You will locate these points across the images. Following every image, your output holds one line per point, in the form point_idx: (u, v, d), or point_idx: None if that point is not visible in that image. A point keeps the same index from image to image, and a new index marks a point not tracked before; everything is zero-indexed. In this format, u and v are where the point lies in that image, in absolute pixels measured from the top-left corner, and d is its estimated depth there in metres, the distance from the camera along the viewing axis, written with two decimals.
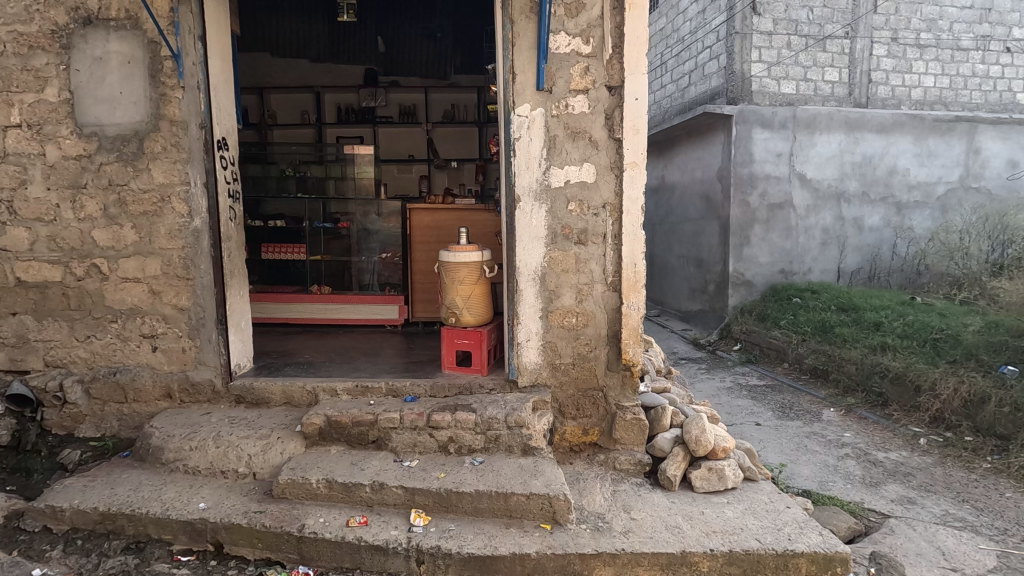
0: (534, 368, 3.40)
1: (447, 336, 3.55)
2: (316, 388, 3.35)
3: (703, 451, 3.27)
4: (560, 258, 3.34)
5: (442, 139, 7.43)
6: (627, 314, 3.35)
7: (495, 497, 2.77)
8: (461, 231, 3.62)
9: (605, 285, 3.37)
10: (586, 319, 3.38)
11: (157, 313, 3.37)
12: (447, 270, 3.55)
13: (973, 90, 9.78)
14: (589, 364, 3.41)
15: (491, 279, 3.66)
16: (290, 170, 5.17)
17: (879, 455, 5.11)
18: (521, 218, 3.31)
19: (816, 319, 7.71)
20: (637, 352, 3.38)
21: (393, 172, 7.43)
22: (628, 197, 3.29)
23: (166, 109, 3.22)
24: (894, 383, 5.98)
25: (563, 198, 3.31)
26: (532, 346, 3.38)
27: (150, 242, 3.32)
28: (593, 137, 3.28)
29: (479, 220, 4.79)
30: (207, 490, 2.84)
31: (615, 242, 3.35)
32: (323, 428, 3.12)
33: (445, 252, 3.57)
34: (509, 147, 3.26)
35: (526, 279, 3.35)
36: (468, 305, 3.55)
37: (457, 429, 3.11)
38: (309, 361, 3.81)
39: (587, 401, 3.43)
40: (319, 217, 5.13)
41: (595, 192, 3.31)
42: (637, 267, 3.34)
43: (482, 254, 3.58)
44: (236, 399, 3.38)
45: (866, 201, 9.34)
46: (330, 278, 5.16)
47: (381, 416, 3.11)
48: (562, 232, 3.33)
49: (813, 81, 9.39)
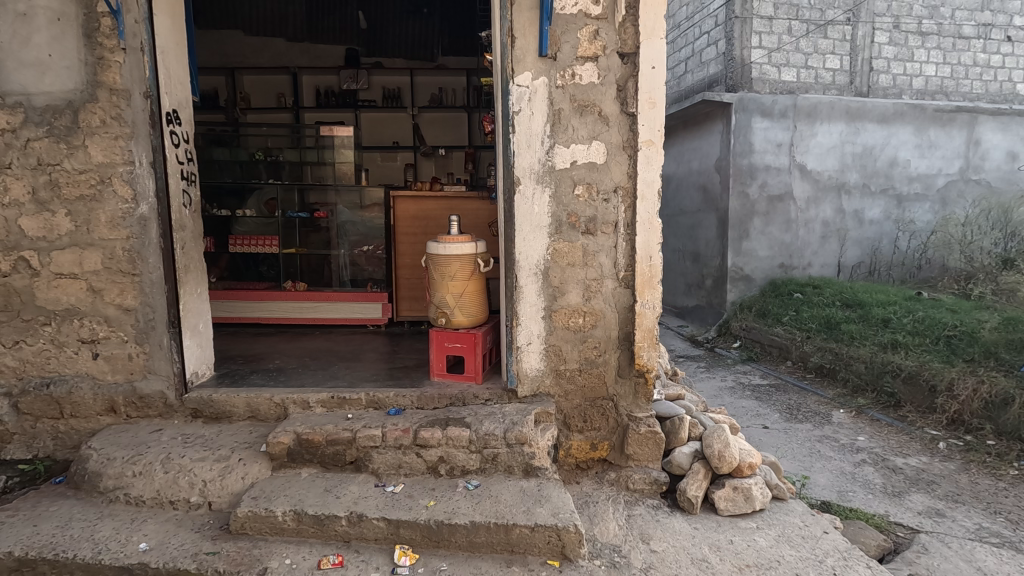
0: (536, 375, 2.99)
1: (436, 340, 3.14)
2: (285, 400, 2.91)
3: (726, 468, 2.90)
4: (565, 250, 2.93)
5: (429, 125, 6.98)
6: (642, 314, 2.95)
7: (494, 529, 2.36)
8: (451, 219, 3.18)
9: (616, 281, 2.97)
10: (595, 319, 2.98)
11: (98, 314, 2.89)
12: (437, 264, 3.12)
13: (974, 80, 9.54)
14: (597, 370, 3.01)
15: (486, 274, 3.23)
16: (261, 153, 4.79)
17: (898, 461, 4.79)
18: (521, 203, 2.89)
19: (820, 315, 7.40)
20: (652, 356, 2.98)
21: (376, 159, 6.98)
22: (644, 179, 2.88)
23: (104, 75, 2.74)
24: (908, 383, 5.69)
25: (569, 181, 2.89)
26: (535, 351, 2.97)
27: (88, 231, 2.84)
28: (604, 112, 2.87)
29: (470, 209, 4.36)
30: (150, 526, 2.40)
31: (628, 231, 2.94)
32: (292, 447, 2.68)
33: (433, 243, 3.14)
34: (507, 121, 2.84)
35: (528, 274, 2.93)
36: (460, 303, 3.11)
37: (448, 448, 2.69)
38: (279, 368, 3.36)
39: (596, 412, 3.02)
40: (292, 207, 4.64)
41: (605, 174, 2.90)
42: (653, 260, 2.92)
43: (476, 246, 3.14)
44: (192, 414, 2.93)
45: (867, 193, 9.05)
46: (306, 274, 4.70)
47: (360, 433, 2.69)
48: (568, 220, 2.91)
49: (814, 68, 9.06)
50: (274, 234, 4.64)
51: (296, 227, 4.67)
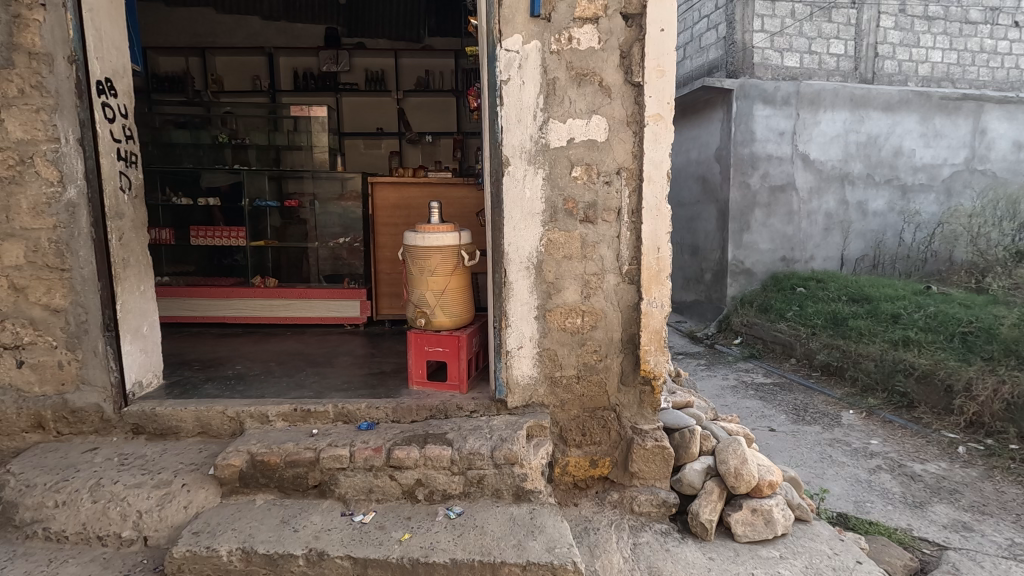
0: (528, 383, 2.63)
1: (415, 343, 2.77)
2: (241, 413, 2.53)
3: (744, 487, 2.57)
4: (561, 240, 2.56)
5: (415, 110, 6.56)
6: (648, 314, 2.59)
7: (478, 569, 2.00)
8: (432, 206, 2.78)
9: (619, 276, 2.61)
10: (594, 319, 2.62)
11: (22, 316, 2.48)
12: (415, 257, 2.73)
13: (980, 67, 9.24)
14: (598, 377, 2.66)
15: (470, 268, 2.85)
16: (224, 136, 4.35)
17: (916, 467, 4.48)
18: (511, 186, 2.52)
19: (825, 310, 7.07)
20: (659, 361, 2.62)
21: (359, 147, 6.58)
22: (651, 160, 2.51)
23: (20, 37, 2.31)
24: (922, 382, 5.38)
25: (566, 161, 2.53)
26: (527, 356, 2.61)
27: (8, 220, 2.43)
28: (605, 81, 2.50)
29: (456, 197, 3.97)
30: (71, 569, 2.05)
31: (632, 219, 2.57)
32: (244, 470, 2.30)
33: (411, 233, 2.73)
34: (494, 92, 2.46)
35: (519, 268, 2.56)
36: (441, 301, 2.74)
37: (426, 470, 2.33)
38: (238, 374, 2.99)
39: (596, 424, 2.67)
40: (261, 196, 4.24)
41: (607, 153, 2.53)
42: (661, 253, 2.56)
43: (460, 236, 2.74)
44: (133, 430, 2.55)
45: (871, 184, 8.73)
46: (278, 268, 4.32)
47: (324, 453, 2.32)
48: (564, 207, 2.55)
49: (818, 53, 8.71)
50: (241, 225, 4.23)
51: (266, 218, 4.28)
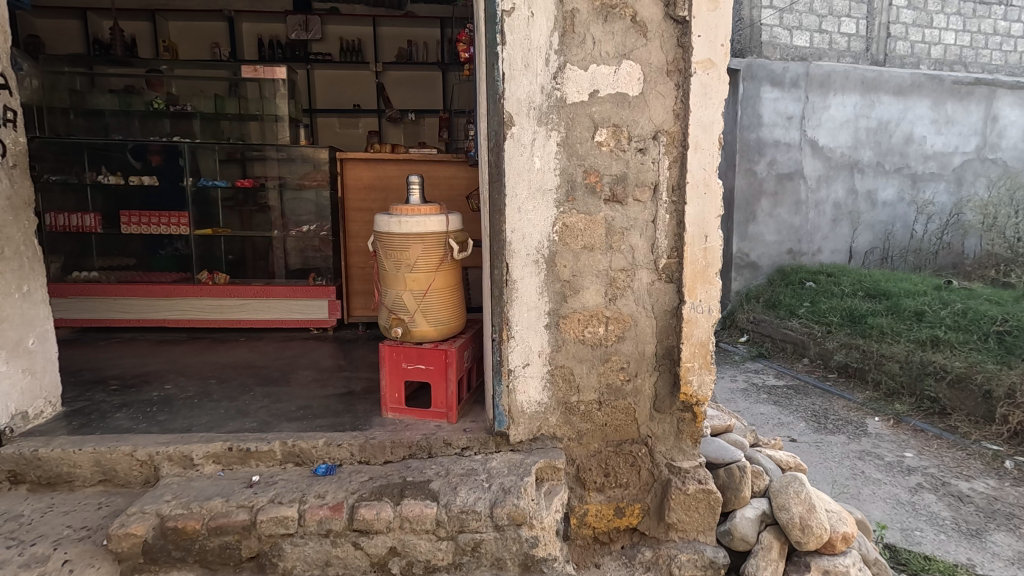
0: (536, 410, 2.04)
1: (390, 358, 2.14)
2: (154, 455, 1.90)
3: (813, 544, 2.01)
4: (580, 226, 1.96)
5: (395, 84, 5.86)
6: (691, 322, 2.00)
7: None
8: (411, 180, 2.15)
9: (654, 272, 2.01)
10: (622, 328, 2.03)
11: None
12: (389, 247, 2.09)
13: (993, 50, 8.80)
14: (625, 403, 2.08)
15: (460, 262, 2.21)
16: (161, 100, 3.70)
17: (962, 486, 3.93)
18: (515, 152, 1.90)
19: (840, 306, 6.54)
20: (704, 382, 2.05)
21: (333, 126, 5.90)
22: (698, 120, 1.91)
23: None
24: (955, 387, 4.87)
25: (587, 121, 1.92)
26: (535, 377, 2.02)
27: None
28: (639, 16, 1.90)
29: (441, 175, 3.33)
30: None
31: (672, 198, 1.98)
32: (150, 541, 1.67)
33: (384, 215, 2.10)
34: (491, 25, 1.84)
35: (525, 262, 1.96)
36: (422, 305, 2.10)
37: (403, 535, 1.75)
38: (165, 397, 2.35)
39: (622, 463, 2.09)
40: (206, 173, 3.59)
41: (641, 112, 1.94)
42: (709, 242, 1.97)
43: (447, 219, 2.10)
44: (9, 479, 1.90)
45: (881, 172, 8.17)
46: (230, 261, 3.66)
47: (262, 516, 1.70)
48: (584, 181, 1.95)
49: (828, 32, 8.15)
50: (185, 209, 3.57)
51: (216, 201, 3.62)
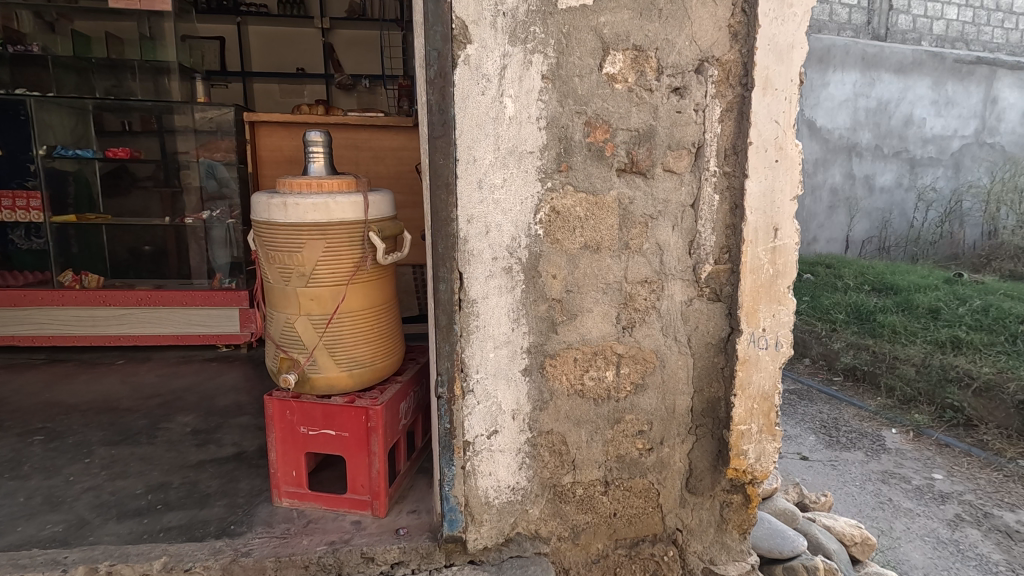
0: (508, 501, 1.31)
1: (283, 420, 1.38)
2: None
3: None
4: (578, 212, 1.22)
5: (347, 45, 4.98)
6: (747, 363, 1.29)
7: None
8: (311, 138, 1.38)
9: (691, 286, 1.28)
10: (639, 371, 1.31)
11: None
12: (271, 245, 1.31)
13: (995, 27, 8.26)
14: (644, 483, 1.36)
15: (391, 267, 1.45)
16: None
17: (1010, 519, 2.59)
18: (473, 89, 1.15)
19: (844, 302, 5.49)
20: (766, 453, 1.34)
21: (273, 94, 5.00)
22: (770, 40, 1.17)
23: None
24: (981, 396, 3.49)
25: (592, 40, 1.17)
26: (507, 450, 1.29)
27: None
28: None
29: (379, 143, 2.48)
30: None
31: (723, 171, 1.24)
32: None
33: (265, 193, 1.32)
34: None
35: (490, 271, 1.21)
36: (329, 338, 1.34)
37: None
38: None
39: (639, 572, 1.39)
40: (65, 144, 2.76)
41: (678, 28, 1.19)
42: (779, 242, 1.25)
43: (367, 202, 1.33)
44: None
45: (879, 156, 7.52)
46: (110, 258, 2.83)
47: None
48: (586, 139, 1.21)
49: (828, 4, 7.50)
50: (36, 187, 2.72)
51: (126, 179, 2.88)
